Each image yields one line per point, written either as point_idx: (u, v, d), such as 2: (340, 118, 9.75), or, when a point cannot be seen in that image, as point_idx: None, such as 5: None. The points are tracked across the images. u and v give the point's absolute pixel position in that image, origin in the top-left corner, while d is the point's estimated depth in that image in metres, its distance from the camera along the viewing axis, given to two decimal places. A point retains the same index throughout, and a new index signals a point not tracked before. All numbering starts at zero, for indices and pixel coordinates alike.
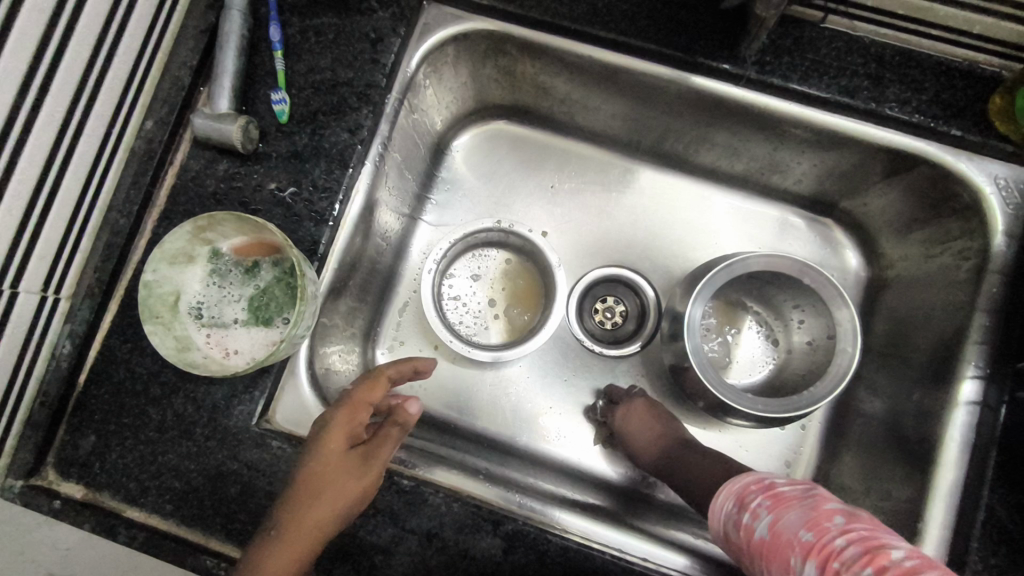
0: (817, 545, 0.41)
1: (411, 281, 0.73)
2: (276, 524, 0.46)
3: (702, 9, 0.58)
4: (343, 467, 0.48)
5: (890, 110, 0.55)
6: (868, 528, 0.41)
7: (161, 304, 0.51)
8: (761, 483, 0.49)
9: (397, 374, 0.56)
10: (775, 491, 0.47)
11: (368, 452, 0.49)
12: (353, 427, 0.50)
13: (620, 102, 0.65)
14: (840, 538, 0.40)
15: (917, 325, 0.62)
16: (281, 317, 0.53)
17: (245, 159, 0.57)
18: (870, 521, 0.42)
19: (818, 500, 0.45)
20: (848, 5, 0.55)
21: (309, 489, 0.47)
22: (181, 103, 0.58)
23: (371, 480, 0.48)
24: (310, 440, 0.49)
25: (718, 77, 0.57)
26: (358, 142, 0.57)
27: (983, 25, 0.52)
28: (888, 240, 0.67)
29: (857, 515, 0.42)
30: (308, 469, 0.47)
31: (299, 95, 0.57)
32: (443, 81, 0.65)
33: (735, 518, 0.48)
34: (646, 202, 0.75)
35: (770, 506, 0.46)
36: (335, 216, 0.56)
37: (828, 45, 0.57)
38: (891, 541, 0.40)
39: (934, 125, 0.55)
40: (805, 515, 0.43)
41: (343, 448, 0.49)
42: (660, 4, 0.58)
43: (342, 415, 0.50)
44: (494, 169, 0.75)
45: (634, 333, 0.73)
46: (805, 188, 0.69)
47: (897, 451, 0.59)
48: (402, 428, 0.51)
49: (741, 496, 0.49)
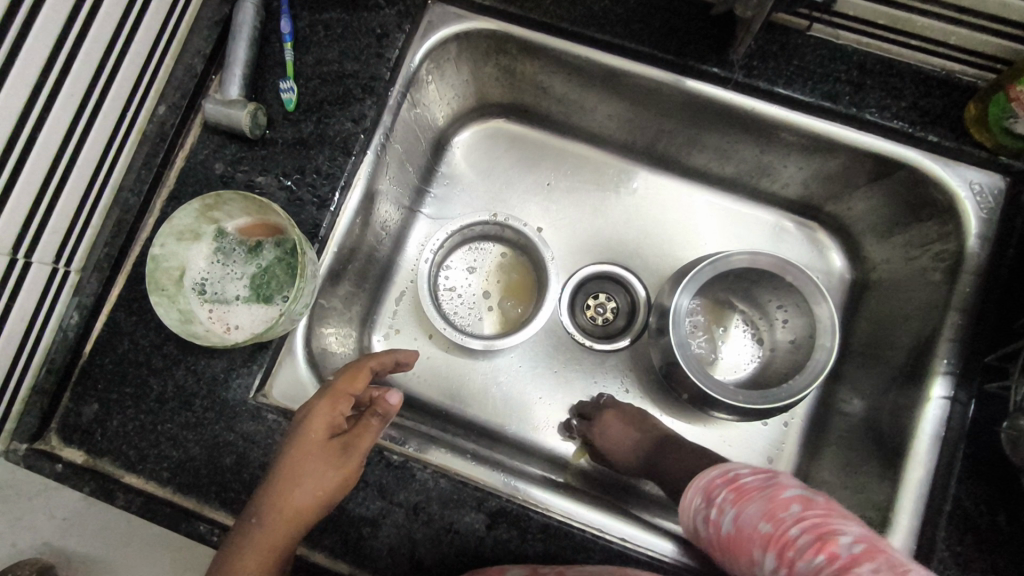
0: (776, 538, 0.43)
1: (409, 271, 0.75)
2: (257, 512, 0.47)
3: (694, 14, 0.60)
4: (321, 456, 0.48)
5: (870, 115, 0.58)
6: (820, 514, 0.43)
7: (167, 277, 0.53)
8: (724, 473, 0.51)
9: (378, 365, 0.56)
10: (737, 482, 0.49)
11: (348, 443, 0.49)
12: (334, 417, 0.50)
13: (614, 102, 0.67)
14: (795, 529, 0.43)
15: (896, 326, 0.64)
16: (281, 296, 0.55)
17: (253, 145, 0.59)
18: (823, 505, 0.44)
19: (776, 488, 0.47)
20: (831, 14, 0.58)
21: (289, 478, 0.47)
22: (193, 90, 0.61)
23: (349, 469, 0.49)
24: (293, 430, 0.49)
25: (707, 80, 0.60)
26: (361, 131, 0.59)
27: (959, 35, 0.55)
28: (871, 244, 0.69)
29: (810, 500, 0.45)
30: (288, 458, 0.48)
31: (306, 85, 0.60)
32: (445, 78, 0.68)
33: (702, 511, 0.50)
34: (639, 201, 0.77)
35: (733, 500, 0.48)
36: (336, 201, 0.58)
37: (813, 52, 0.59)
38: (842, 522, 0.42)
39: (912, 131, 0.58)
40: (764, 506, 0.46)
41: (324, 438, 0.49)
42: (654, 9, 0.61)
43: (323, 405, 0.50)
44: (493, 165, 0.78)
45: (624, 329, 0.75)
46: (792, 192, 0.71)
47: (873, 446, 0.61)
48: (383, 418, 0.51)
49: (707, 489, 0.51)
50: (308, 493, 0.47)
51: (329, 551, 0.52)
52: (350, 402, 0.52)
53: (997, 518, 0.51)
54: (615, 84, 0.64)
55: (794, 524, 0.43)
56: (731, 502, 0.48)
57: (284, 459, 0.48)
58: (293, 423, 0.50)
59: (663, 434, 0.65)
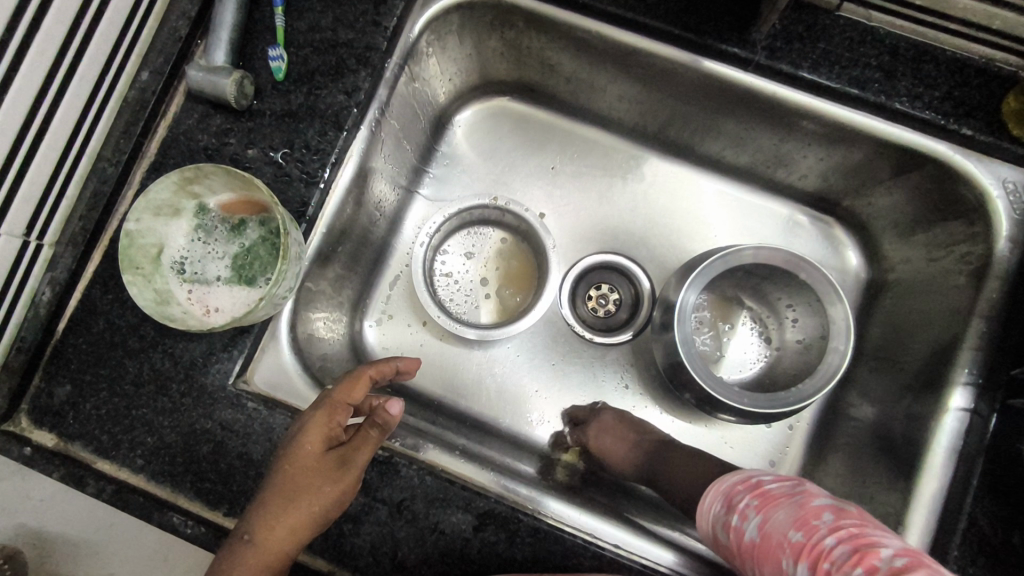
0: (809, 547, 0.39)
1: (404, 254, 0.72)
2: (250, 529, 0.45)
3: None
4: (319, 471, 0.46)
5: (900, 104, 0.54)
6: (858, 525, 0.40)
7: (143, 255, 0.50)
8: (749, 481, 0.47)
9: (380, 372, 0.53)
10: (763, 489, 0.45)
11: (346, 456, 0.47)
12: (331, 428, 0.48)
13: (626, 83, 0.64)
14: (831, 539, 0.39)
15: (913, 330, 0.61)
16: (264, 278, 0.52)
17: (239, 116, 0.56)
18: (860, 517, 0.40)
19: (806, 496, 0.43)
20: None
21: (284, 493, 0.45)
22: (177, 55, 0.57)
23: (348, 483, 0.47)
24: (287, 443, 0.47)
25: (728, 61, 0.56)
26: (354, 105, 0.56)
27: (1004, 20, 0.51)
28: (890, 242, 0.65)
29: (845, 510, 0.41)
30: (284, 472, 0.46)
31: (297, 53, 0.56)
32: (447, 51, 0.64)
33: (724, 519, 0.46)
34: (647, 189, 0.73)
35: (759, 506, 0.44)
36: (326, 178, 0.55)
37: (842, 34, 0.55)
38: (882, 536, 0.39)
39: (945, 123, 0.54)
40: (795, 514, 0.42)
41: (320, 450, 0.47)
42: None
43: (319, 417, 0.48)
44: (496, 146, 0.74)
45: (626, 322, 0.72)
46: (809, 184, 0.68)
47: (883, 455, 0.58)
48: (382, 429, 0.48)
49: (730, 496, 0.47)
50: (303, 508, 0.45)
51: (308, 547, 0.49)
52: (348, 411, 0.49)
53: (1014, 538, 0.49)
54: (629, 63, 0.60)
55: (829, 533, 0.39)
56: (757, 508, 0.44)
57: (279, 473, 0.46)
58: (288, 435, 0.48)
59: (661, 438, 0.62)
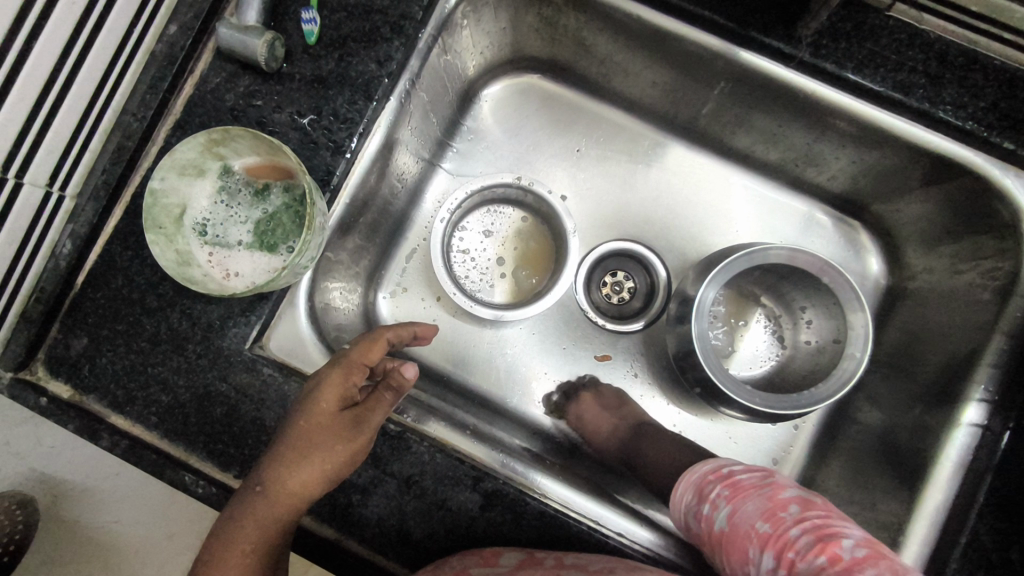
0: (743, 556, 0.43)
1: (422, 228, 0.72)
2: (263, 480, 0.45)
3: None
4: (331, 429, 0.46)
5: (944, 112, 0.53)
6: (773, 517, 0.43)
7: (166, 215, 0.50)
8: (684, 495, 0.50)
9: (397, 337, 0.54)
10: (696, 506, 0.48)
11: (359, 415, 0.47)
12: (346, 388, 0.48)
13: (661, 70, 0.62)
14: (755, 544, 0.42)
15: (931, 341, 0.60)
16: (286, 246, 0.51)
17: (268, 79, 0.55)
18: (774, 502, 0.43)
19: (728, 498, 0.45)
20: None
21: (296, 449, 0.45)
22: (207, 10, 0.56)
23: (360, 444, 0.46)
24: (301, 400, 0.48)
25: (769, 55, 0.55)
26: (385, 75, 0.55)
27: None
28: (914, 251, 0.65)
29: (768, 509, 0.43)
30: (298, 427, 0.46)
31: (330, 17, 0.55)
32: (481, 24, 0.62)
33: (682, 524, 0.50)
34: (671, 178, 0.72)
35: (704, 518, 0.47)
36: (352, 149, 0.54)
37: (890, 35, 0.54)
38: (792, 519, 0.42)
39: (988, 135, 0.53)
40: (724, 525, 0.45)
41: (334, 410, 0.47)
42: None
43: (334, 376, 0.48)
44: (521, 124, 0.73)
45: (640, 311, 0.71)
46: (838, 185, 0.67)
47: (888, 463, 0.58)
48: (396, 392, 0.49)
49: (678, 514, 0.50)
50: (315, 465, 0.45)
51: (315, 513, 0.50)
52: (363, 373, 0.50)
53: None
54: (665, 50, 0.59)
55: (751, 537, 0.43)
56: (698, 530, 0.47)
57: (294, 430, 0.46)
58: (302, 393, 0.48)
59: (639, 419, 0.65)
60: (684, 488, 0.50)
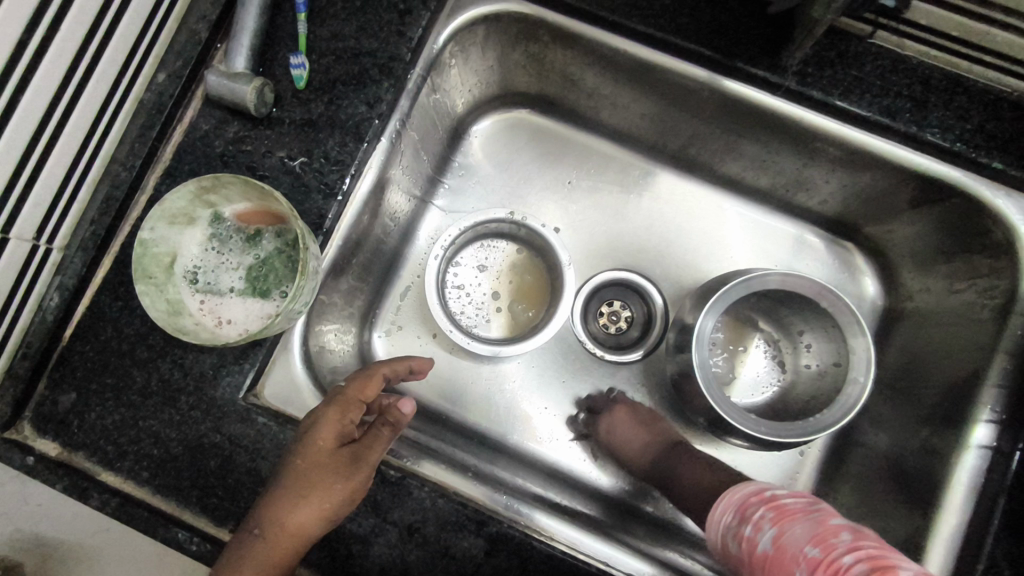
0: None
1: (416, 265, 0.71)
2: (259, 523, 0.44)
3: (747, 13, 0.56)
4: (329, 469, 0.45)
5: (930, 135, 0.54)
6: (823, 542, 0.41)
7: (156, 264, 0.49)
8: (725, 517, 0.48)
9: (392, 371, 0.52)
10: (740, 526, 0.46)
11: (358, 453, 0.46)
12: (344, 425, 0.47)
13: (648, 102, 0.63)
14: (804, 569, 0.40)
15: (932, 362, 0.60)
16: (279, 291, 0.51)
17: (258, 123, 0.55)
18: (824, 528, 0.41)
19: (774, 520, 0.44)
20: (898, 21, 0.53)
21: (293, 490, 0.44)
22: (195, 58, 0.56)
23: (359, 484, 0.45)
24: (299, 436, 0.46)
25: (756, 84, 0.56)
26: (375, 116, 0.55)
27: None
28: (908, 271, 0.65)
29: (817, 534, 0.41)
30: (295, 466, 0.45)
31: (319, 61, 0.55)
32: (469, 63, 0.63)
33: (723, 544, 0.48)
34: (663, 207, 0.72)
35: (751, 539, 0.45)
36: (344, 190, 0.54)
37: (873, 62, 0.55)
38: (844, 545, 0.40)
39: (975, 157, 0.53)
40: (769, 547, 0.43)
41: (332, 447, 0.46)
42: (705, 4, 0.56)
43: (332, 412, 0.47)
44: (512, 159, 0.73)
45: (638, 340, 0.71)
46: (829, 209, 0.67)
47: (898, 488, 0.58)
48: (394, 428, 0.47)
49: (717, 537, 0.48)
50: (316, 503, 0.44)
51: (314, 566, 0.48)
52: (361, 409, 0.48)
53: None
54: (654, 84, 0.59)
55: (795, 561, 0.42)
56: (738, 550, 0.45)
57: (290, 471, 0.45)
58: (300, 429, 0.47)
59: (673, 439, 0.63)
60: (724, 509, 0.49)
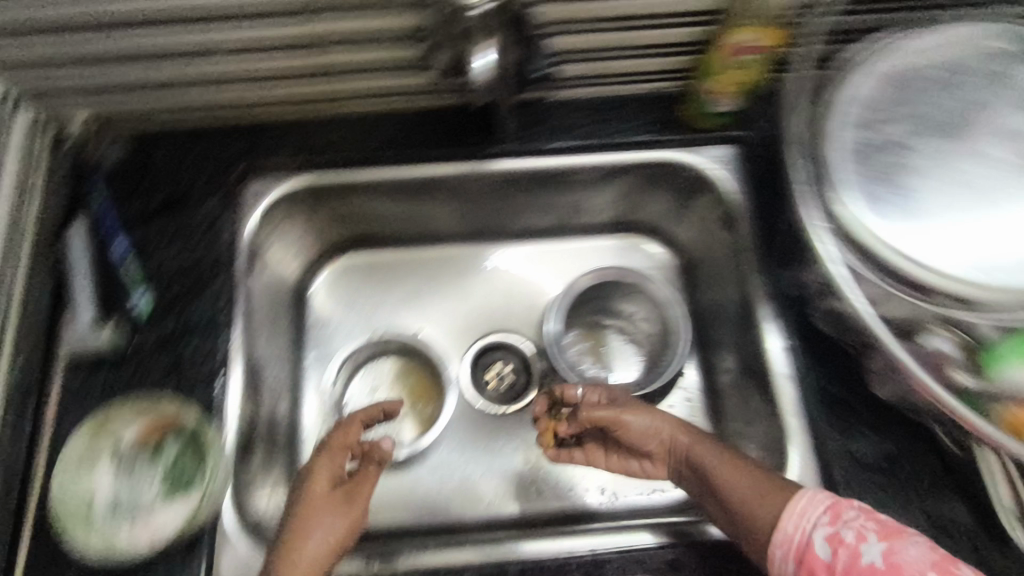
0: None
1: (317, 418, 0.78)
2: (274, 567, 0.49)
3: (460, 118, 0.75)
4: (331, 504, 0.53)
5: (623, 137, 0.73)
6: (945, 569, 0.45)
7: (75, 512, 0.54)
8: (812, 515, 0.52)
9: (368, 419, 0.62)
10: (832, 527, 0.50)
11: (353, 490, 0.55)
12: (336, 468, 0.56)
13: (432, 204, 0.78)
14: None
15: (722, 282, 0.77)
16: (195, 482, 0.56)
17: (123, 364, 0.62)
18: (939, 556, 0.46)
19: (880, 534, 0.48)
20: (559, 83, 0.74)
21: (301, 529, 0.51)
22: (45, 340, 0.62)
23: (360, 511, 0.54)
24: (297, 489, 0.54)
25: (493, 157, 0.73)
26: (223, 308, 0.64)
27: (660, 62, 0.72)
28: (679, 229, 0.83)
29: (919, 555, 0.46)
30: (298, 511, 0.52)
31: (159, 291, 0.65)
32: (282, 239, 0.75)
33: (799, 549, 0.51)
34: (492, 275, 0.86)
35: (841, 545, 0.48)
36: (222, 379, 0.62)
37: (561, 110, 0.75)
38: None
39: (659, 137, 0.74)
40: (880, 561, 0.47)
41: (328, 489, 0.54)
42: (429, 125, 0.74)
43: (324, 459, 0.56)
44: (357, 296, 0.84)
45: (526, 384, 0.81)
46: (605, 216, 0.84)
47: (752, 384, 0.71)
48: (379, 465, 0.58)
49: (796, 537, 0.51)
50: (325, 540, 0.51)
51: None
52: (349, 452, 0.57)
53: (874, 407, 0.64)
54: (409, 189, 0.75)
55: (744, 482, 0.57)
56: (835, 555, 0.48)
57: (297, 513, 0.52)
58: (296, 482, 0.55)
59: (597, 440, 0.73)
60: (809, 504, 0.52)
